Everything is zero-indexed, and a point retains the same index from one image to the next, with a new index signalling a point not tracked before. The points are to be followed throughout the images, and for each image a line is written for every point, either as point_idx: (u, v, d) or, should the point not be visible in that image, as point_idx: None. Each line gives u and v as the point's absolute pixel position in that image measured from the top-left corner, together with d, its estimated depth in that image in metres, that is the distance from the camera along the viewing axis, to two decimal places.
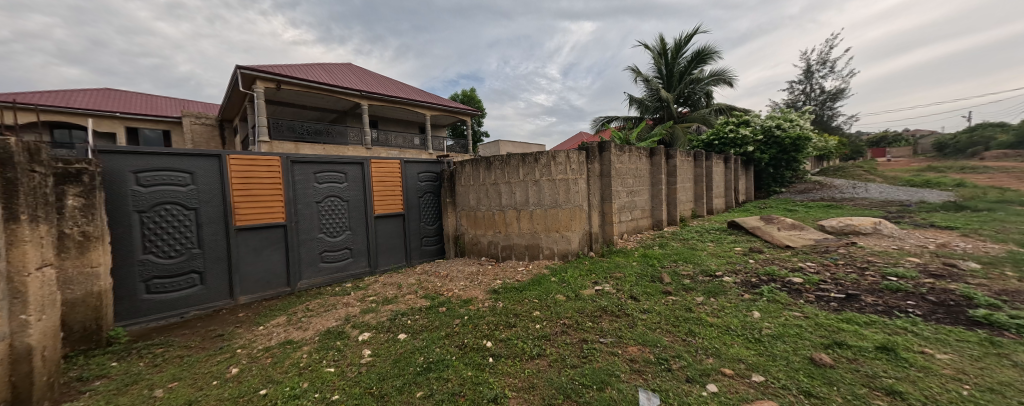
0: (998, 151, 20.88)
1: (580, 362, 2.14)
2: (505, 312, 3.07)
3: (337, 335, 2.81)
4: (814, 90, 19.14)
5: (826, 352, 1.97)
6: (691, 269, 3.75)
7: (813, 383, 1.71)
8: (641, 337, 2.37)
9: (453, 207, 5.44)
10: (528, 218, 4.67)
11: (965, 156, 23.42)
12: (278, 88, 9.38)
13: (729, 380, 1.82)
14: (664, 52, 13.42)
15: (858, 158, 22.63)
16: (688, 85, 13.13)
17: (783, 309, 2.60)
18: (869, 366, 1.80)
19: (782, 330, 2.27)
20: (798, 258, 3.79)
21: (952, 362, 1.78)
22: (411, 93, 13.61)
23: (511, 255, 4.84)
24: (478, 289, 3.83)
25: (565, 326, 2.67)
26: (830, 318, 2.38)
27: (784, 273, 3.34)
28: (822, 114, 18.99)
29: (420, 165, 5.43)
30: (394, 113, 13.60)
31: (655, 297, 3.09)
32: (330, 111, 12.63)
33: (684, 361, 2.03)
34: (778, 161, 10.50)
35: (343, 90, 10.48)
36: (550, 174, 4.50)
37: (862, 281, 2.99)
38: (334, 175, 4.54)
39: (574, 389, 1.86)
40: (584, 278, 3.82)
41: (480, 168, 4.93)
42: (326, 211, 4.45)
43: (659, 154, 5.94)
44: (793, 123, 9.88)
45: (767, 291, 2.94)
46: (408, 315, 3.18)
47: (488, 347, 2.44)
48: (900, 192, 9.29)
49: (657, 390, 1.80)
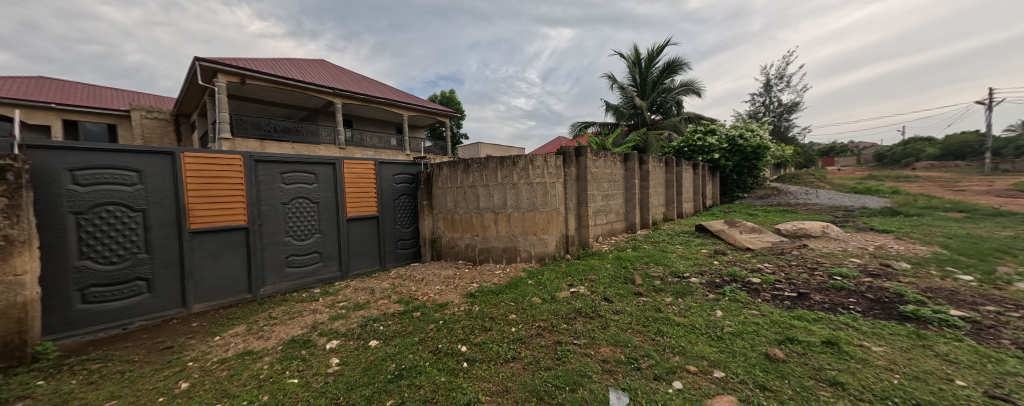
0: (926, 162, 23.32)
1: (554, 364, 2.16)
2: (481, 315, 3.06)
3: (302, 343, 2.68)
4: (773, 102, 20.57)
5: (780, 348, 2.11)
6: (661, 271, 3.90)
7: (768, 377, 1.82)
8: (612, 338, 2.43)
9: (429, 210, 5.35)
10: (506, 221, 4.68)
11: (899, 166, 25.96)
12: (242, 82, 8.85)
13: (692, 377, 1.91)
14: (638, 61, 13.94)
15: (810, 167, 24.49)
16: (660, 94, 13.71)
17: (743, 308, 2.76)
18: (816, 359, 1.95)
19: (742, 328, 2.40)
20: (757, 260, 4.05)
21: (885, 353, 1.96)
22: (387, 92, 13.28)
23: (488, 258, 4.82)
24: (454, 293, 3.79)
25: (539, 329, 2.69)
26: (784, 315, 2.55)
27: (745, 273, 3.55)
28: (780, 125, 20.44)
29: (397, 166, 5.31)
30: (369, 113, 13.23)
31: (627, 299, 3.18)
32: (300, 108, 12.09)
33: (652, 360, 2.10)
34: (740, 168, 11.16)
35: (315, 87, 10.07)
36: (528, 177, 4.54)
37: (812, 280, 3.24)
38: (303, 175, 4.35)
39: (547, 391, 1.88)
40: (560, 280, 3.87)
41: (458, 170, 4.89)
42: (293, 213, 4.24)
43: (633, 159, 6.14)
44: (754, 133, 10.57)
45: (729, 291, 3.11)
46: (380, 321, 3.09)
47: (463, 351, 2.41)
48: (846, 199, 10.16)
49: (626, 389, 1.85)
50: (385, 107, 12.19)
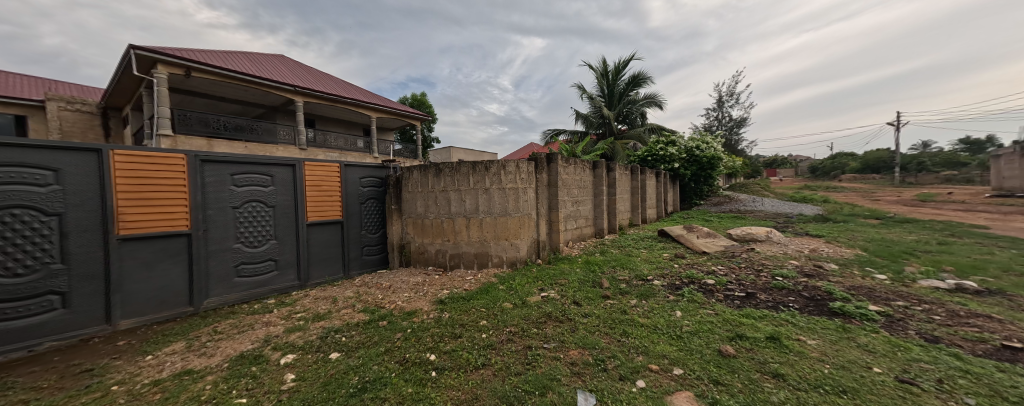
0: (850, 174, 26.46)
1: (524, 369, 2.17)
2: (451, 322, 3.00)
3: (253, 359, 2.47)
4: (725, 117, 22.35)
5: (731, 344, 2.28)
6: (627, 274, 4.06)
7: (720, 372, 1.96)
8: (581, 340, 2.49)
9: (398, 214, 5.18)
10: (477, 226, 4.65)
11: (828, 177, 29.23)
12: (187, 74, 8.09)
13: (655, 375, 2.00)
14: (605, 73, 14.56)
15: (756, 176, 26.83)
16: (626, 105, 14.38)
17: (699, 308, 2.95)
18: (761, 354, 2.13)
19: (698, 326, 2.57)
20: (712, 262, 4.36)
21: (818, 346, 2.18)
22: (353, 92, 12.77)
23: (459, 264, 4.75)
24: (424, 301, 3.69)
25: (510, 334, 2.70)
26: (734, 314, 2.76)
27: (701, 275, 3.81)
28: (731, 138, 22.25)
29: (363, 169, 5.13)
30: (334, 113, 12.64)
31: (595, 302, 3.27)
32: (255, 105, 11.26)
33: (618, 361, 2.18)
34: (697, 177, 11.97)
35: (273, 84, 9.45)
36: (500, 183, 4.56)
37: (758, 281, 3.54)
38: (257, 177, 4.05)
39: (517, 396, 1.88)
40: (531, 285, 3.90)
41: (429, 174, 4.80)
42: (244, 218, 3.93)
43: (601, 166, 6.38)
44: (708, 145, 11.43)
45: (687, 292, 3.31)
46: (342, 332, 2.93)
47: (431, 360, 2.35)
48: (786, 206, 11.24)
49: (594, 390, 1.90)
50: (351, 107, 11.71)
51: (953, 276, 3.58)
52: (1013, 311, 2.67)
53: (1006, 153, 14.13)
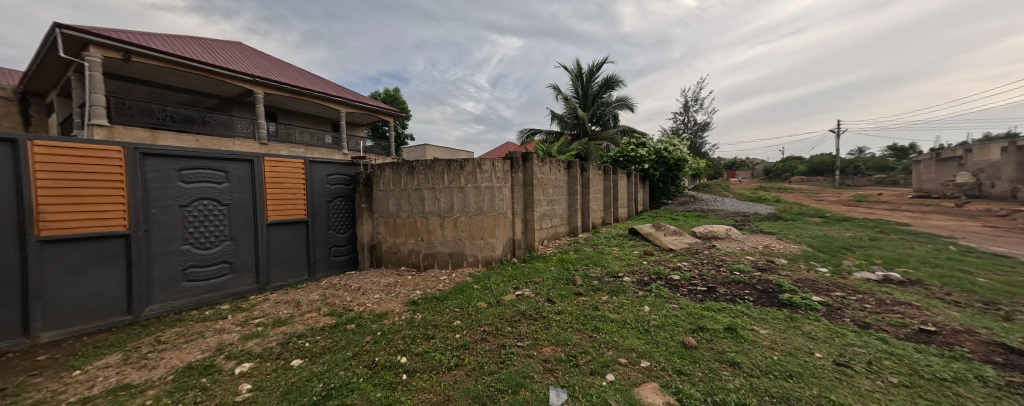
0: (799, 177, 28.81)
1: (497, 368, 2.17)
2: (423, 323, 2.94)
3: (203, 370, 2.29)
4: (690, 121, 23.54)
5: (694, 336, 2.41)
6: (599, 271, 4.18)
7: (683, 363, 2.07)
8: (554, 337, 2.53)
9: (368, 213, 5.00)
10: (452, 226, 4.58)
11: (780, 179, 31.68)
12: (126, 59, 7.33)
13: (623, 368, 2.07)
14: (580, 75, 14.85)
15: (718, 178, 28.49)
16: (599, 107, 14.74)
17: (665, 302, 3.09)
18: (720, 344, 2.26)
19: (664, 320, 2.69)
20: (677, 259, 4.58)
21: (768, 334, 2.36)
22: (320, 85, 12.16)
23: (433, 263, 4.67)
24: (395, 302, 3.58)
25: (484, 333, 2.69)
26: (696, 307, 2.91)
27: (667, 271, 4.00)
28: (695, 141, 23.50)
29: (331, 166, 4.90)
30: (299, 106, 11.97)
31: (569, 299, 3.34)
32: (208, 95, 10.41)
33: (589, 356, 2.23)
34: (665, 177, 12.53)
35: (229, 73, 8.78)
36: (475, 181, 4.53)
37: (719, 276, 3.76)
38: (209, 173, 3.76)
39: (489, 395, 1.88)
40: (506, 284, 3.91)
41: (401, 172, 4.67)
42: (194, 217, 3.63)
43: (575, 166, 6.51)
44: (675, 147, 12.01)
45: (655, 288, 3.45)
46: (306, 337, 2.78)
47: (402, 363, 2.29)
48: (744, 206, 12.04)
49: (565, 386, 1.93)
50: (318, 101, 11.14)
51: (882, 268, 4.01)
52: (929, 298, 3.03)
53: (925, 159, 16.02)
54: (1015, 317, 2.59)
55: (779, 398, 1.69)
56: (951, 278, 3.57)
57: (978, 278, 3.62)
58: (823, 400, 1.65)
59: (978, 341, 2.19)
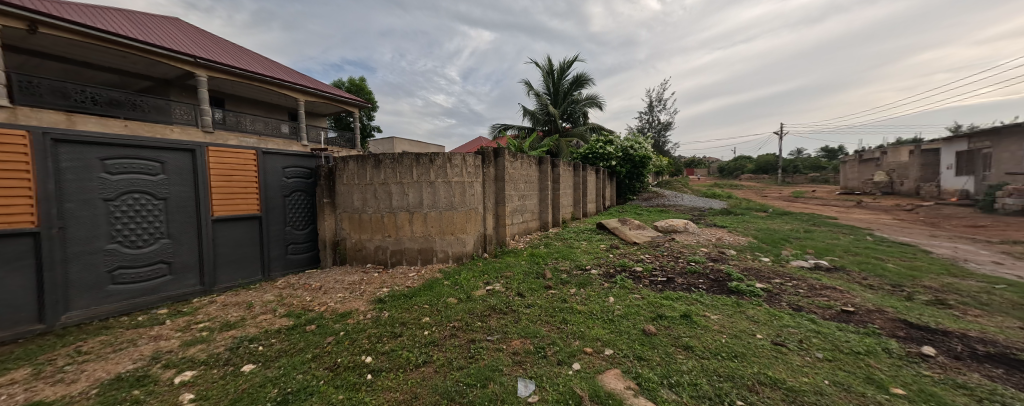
0: (748, 175, 31.28)
1: (466, 363, 2.16)
2: (390, 321, 2.86)
3: (135, 382, 2.06)
4: (654, 121, 24.66)
5: (653, 323, 2.55)
6: (567, 265, 4.30)
7: (643, 349, 2.18)
8: (523, 330, 2.57)
9: (331, 209, 4.74)
10: (421, 221, 4.47)
11: (732, 177, 34.23)
12: (32, 29, 6.31)
13: (589, 357, 2.15)
14: (551, 71, 15.02)
15: (678, 175, 30.23)
16: (569, 104, 14.98)
17: (629, 293, 3.25)
18: (676, 330, 2.41)
19: (627, 310, 2.82)
20: (641, 252, 4.81)
21: (718, 320, 2.55)
22: (274, 70, 11.26)
23: (401, 260, 4.54)
24: (360, 300, 3.45)
25: (453, 329, 2.66)
26: (657, 297, 3.08)
27: (631, 264, 4.19)
28: (659, 140, 24.70)
29: (287, 158, 4.59)
30: (250, 92, 11.03)
31: (538, 292, 3.39)
32: (139, 75, 9.27)
33: (556, 347, 2.29)
34: (631, 174, 13.06)
35: (165, 53, 7.87)
36: (445, 176, 4.44)
37: (677, 267, 4.00)
38: (140, 164, 3.37)
39: (458, 391, 1.87)
40: (476, 279, 3.89)
41: (366, 165, 4.48)
42: (122, 213, 3.26)
43: (546, 162, 6.58)
44: (640, 145, 12.54)
45: (620, 279, 3.61)
46: (260, 340, 2.60)
47: (367, 362, 2.21)
48: (701, 201, 12.85)
49: (533, 377, 1.97)
50: (272, 88, 10.31)
51: (813, 257, 4.49)
52: (850, 282, 3.44)
53: (851, 160, 18.06)
54: (915, 296, 3.02)
55: (726, 377, 1.84)
56: (867, 265, 4.08)
57: (889, 264, 4.17)
58: (762, 376, 1.82)
59: (886, 318, 2.53)
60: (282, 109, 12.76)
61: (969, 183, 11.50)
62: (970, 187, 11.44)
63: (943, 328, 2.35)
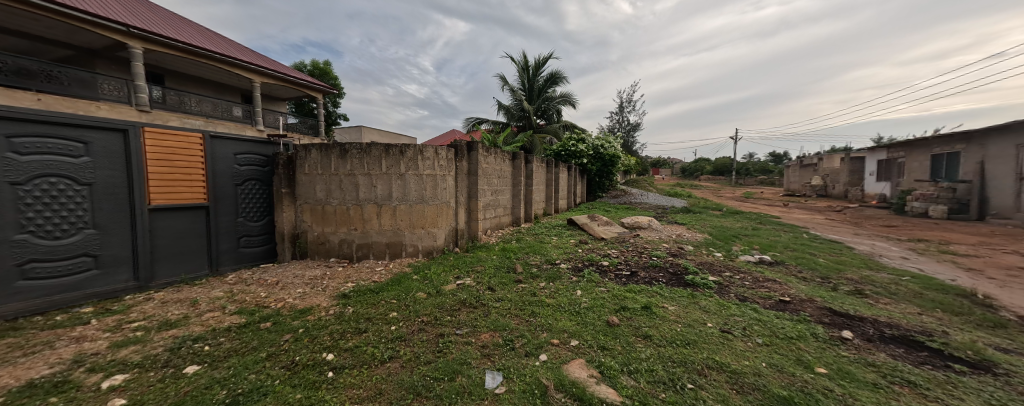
0: (707, 176, 33.40)
1: (434, 357, 2.15)
2: (355, 317, 2.76)
3: (52, 388, 1.84)
4: (624, 121, 25.56)
5: (617, 315, 2.67)
6: (538, 259, 4.37)
7: (607, 340, 2.29)
8: (492, 323, 2.59)
9: (290, 199, 4.46)
10: (390, 215, 4.33)
11: (692, 178, 36.38)
12: None
13: (555, 348, 2.22)
14: (526, 67, 15.06)
15: (645, 174, 31.63)
16: (543, 101, 15.10)
17: (595, 286, 3.38)
18: (637, 321, 2.54)
19: (593, 302, 2.93)
20: (607, 247, 5.00)
21: (676, 310, 2.72)
22: (225, 46, 10.29)
23: (367, 254, 4.38)
24: (322, 296, 3.29)
25: (422, 324, 2.63)
26: (621, 290, 3.23)
27: (599, 258, 4.35)
28: (628, 140, 25.67)
29: (240, 144, 4.25)
30: (196, 70, 10.02)
31: (509, 286, 3.43)
32: (57, 43, 8.09)
33: (524, 339, 2.34)
34: (601, 172, 13.46)
35: (90, 19, 6.91)
36: (416, 168, 4.33)
37: (640, 261, 4.21)
38: (57, 143, 2.98)
39: (424, 385, 1.85)
40: (446, 273, 3.86)
41: (331, 154, 4.26)
42: (35, 199, 2.87)
43: (519, 158, 6.61)
44: (610, 144, 12.95)
45: (587, 273, 3.74)
46: (206, 339, 2.40)
47: (328, 359, 2.13)
48: (664, 199, 13.55)
49: (501, 369, 2.00)
50: (223, 66, 9.45)
51: (759, 252, 4.92)
52: (788, 275, 3.82)
53: (794, 165, 19.88)
54: (839, 287, 3.41)
55: (679, 363, 1.98)
56: (802, 259, 4.54)
57: (820, 258, 4.67)
58: (710, 361, 1.98)
59: (815, 306, 2.84)
60: (234, 90, 11.73)
61: (887, 189, 13.09)
62: (887, 191, 13.02)
63: (860, 314, 2.68)
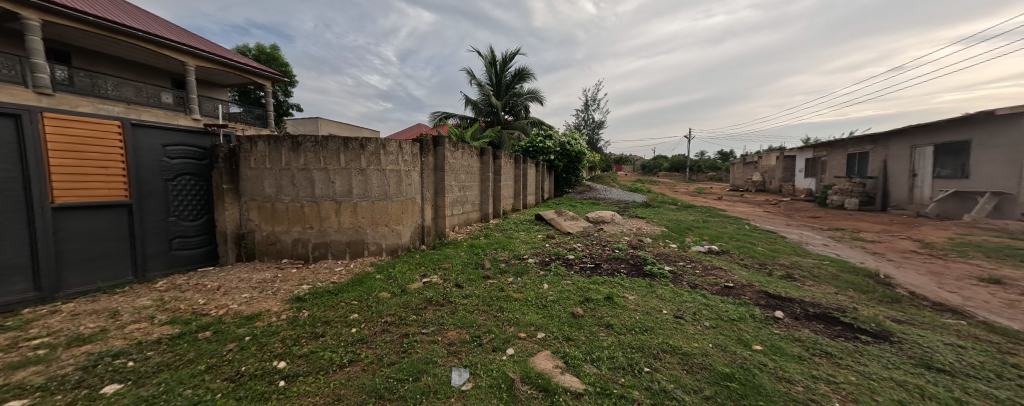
0: (664, 173, 35.47)
1: (398, 358, 2.08)
2: (311, 321, 2.60)
3: None
4: (589, 119, 26.35)
5: (582, 306, 2.76)
6: (506, 255, 4.39)
7: (571, 330, 2.36)
8: (460, 320, 2.56)
9: (233, 196, 4.08)
10: (350, 212, 4.10)
11: (652, 174, 38.46)
12: None
13: (522, 342, 2.24)
14: (493, 62, 14.94)
15: (608, 170, 32.93)
16: (511, 96, 15.08)
17: (561, 279, 3.47)
18: (600, 311, 2.65)
19: (560, 295, 3.00)
20: (573, 241, 5.15)
21: (636, 300, 2.87)
22: (149, 23, 9.08)
23: (325, 254, 4.13)
24: (273, 300, 3.05)
25: (385, 324, 2.53)
26: (585, 282, 3.35)
27: (565, 252, 4.47)
28: (593, 137, 26.52)
29: (169, 134, 3.78)
30: (113, 48, 8.77)
31: (477, 282, 3.41)
32: None
33: (492, 334, 2.34)
34: (567, 168, 13.77)
35: None
36: (378, 163, 4.14)
37: (603, 254, 4.39)
38: None
39: (387, 387, 1.79)
40: (412, 272, 3.75)
41: (281, 148, 3.94)
42: None
43: (487, 153, 6.56)
44: (575, 141, 13.26)
45: (553, 267, 3.84)
46: (129, 354, 2.13)
47: (280, 368, 1.98)
48: (625, 195, 14.22)
49: (468, 365, 1.99)
50: (149, 47, 8.37)
51: (708, 243, 5.35)
52: (733, 263, 4.19)
53: (739, 162, 21.71)
54: (774, 272, 3.81)
55: (637, 349, 2.09)
56: (745, 248, 5.00)
57: (760, 247, 5.18)
58: (665, 345, 2.12)
59: (754, 290, 3.14)
60: (164, 74, 10.43)
61: (813, 184, 14.79)
62: (813, 187, 14.71)
63: (790, 296, 3.02)
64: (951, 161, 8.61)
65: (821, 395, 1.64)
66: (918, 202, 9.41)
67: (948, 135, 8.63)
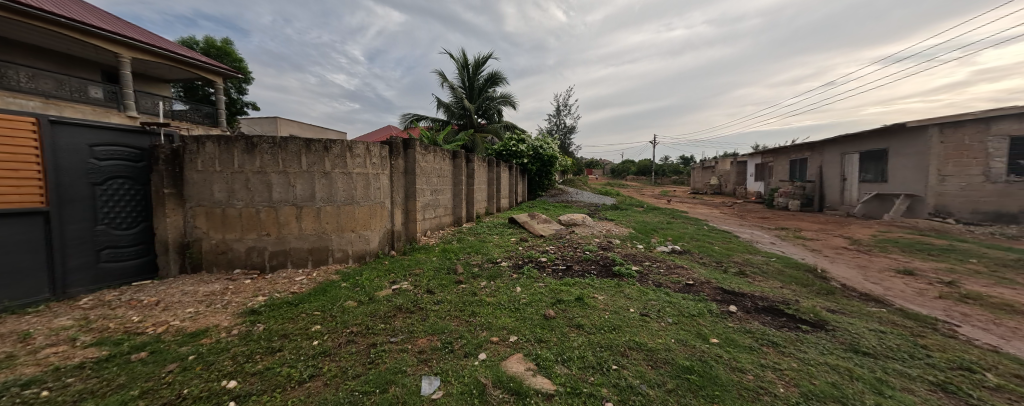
0: (632, 176, 37.01)
1: (364, 369, 1.99)
2: (267, 335, 2.42)
3: None
4: (561, 123, 26.97)
5: (554, 308, 2.79)
6: (479, 258, 4.36)
7: (543, 332, 2.38)
8: (431, 327, 2.50)
9: (176, 201, 3.72)
10: (313, 218, 3.88)
11: (620, 178, 39.96)
12: None
13: (494, 346, 2.23)
14: (466, 65, 14.90)
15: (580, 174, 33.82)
16: (484, 100, 15.10)
17: (534, 281, 3.50)
18: (571, 312, 2.69)
19: (532, 298, 3.02)
20: (546, 243, 5.23)
21: (606, 300, 2.95)
22: (75, 9, 8.10)
23: (284, 262, 3.87)
24: (224, 314, 2.81)
25: (351, 335, 2.42)
26: (557, 284, 3.40)
27: (538, 254, 4.52)
28: (565, 142, 27.15)
29: (100, 132, 3.40)
30: (29, 35, 7.74)
31: (449, 288, 3.35)
32: None
33: (464, 340, 2.31)
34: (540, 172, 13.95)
35: None
36: (343, 166, 3.96)
37: (575, 256, 4.48)
38: None
39: (352, 400, 1.71)
40: (380, 279, 3.61)
41: (233, 148, 3.65)
42: None
43: (459, 157, 6.49)
44: (547, 144, 13.49)
45: (527, 269, 3.86)
46: (44, 382, 1.86)
47: (229, 387, 1.83)
48: (595, 197, 14.65)
49: (438, 373, 1.94)
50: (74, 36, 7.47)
51: (671, 243, 5.65)
52: (695, 261, 4.45)
53: (698, 167, 23.13)
54: (728, 269, 4.09)
55: (605, 347, 2.15)
56: (704, 247, 5.33)
57: (717, 246, 5.55)
58: (631, 342, 2.20)
59: (712, 287, 3.36)
60: (92, 66, 9.38)
61: (762, 187, 16.09)
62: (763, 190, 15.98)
63: (743, 291, 3.25)
64: (873, 167, 9.72)
65: (768, 382, 1.77)
66: (848, 203, 10.53)
67: (870, 144, 9.77)
